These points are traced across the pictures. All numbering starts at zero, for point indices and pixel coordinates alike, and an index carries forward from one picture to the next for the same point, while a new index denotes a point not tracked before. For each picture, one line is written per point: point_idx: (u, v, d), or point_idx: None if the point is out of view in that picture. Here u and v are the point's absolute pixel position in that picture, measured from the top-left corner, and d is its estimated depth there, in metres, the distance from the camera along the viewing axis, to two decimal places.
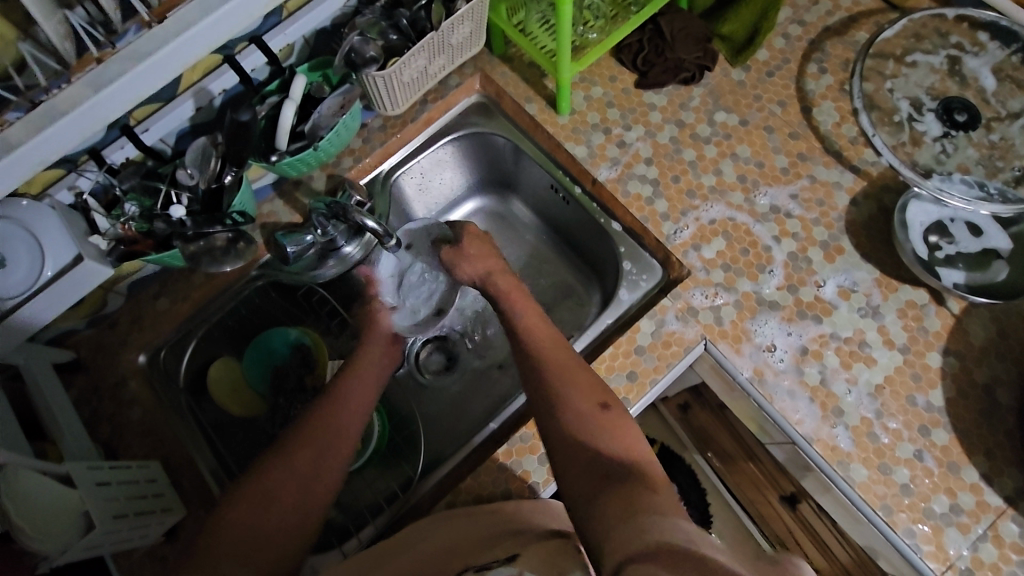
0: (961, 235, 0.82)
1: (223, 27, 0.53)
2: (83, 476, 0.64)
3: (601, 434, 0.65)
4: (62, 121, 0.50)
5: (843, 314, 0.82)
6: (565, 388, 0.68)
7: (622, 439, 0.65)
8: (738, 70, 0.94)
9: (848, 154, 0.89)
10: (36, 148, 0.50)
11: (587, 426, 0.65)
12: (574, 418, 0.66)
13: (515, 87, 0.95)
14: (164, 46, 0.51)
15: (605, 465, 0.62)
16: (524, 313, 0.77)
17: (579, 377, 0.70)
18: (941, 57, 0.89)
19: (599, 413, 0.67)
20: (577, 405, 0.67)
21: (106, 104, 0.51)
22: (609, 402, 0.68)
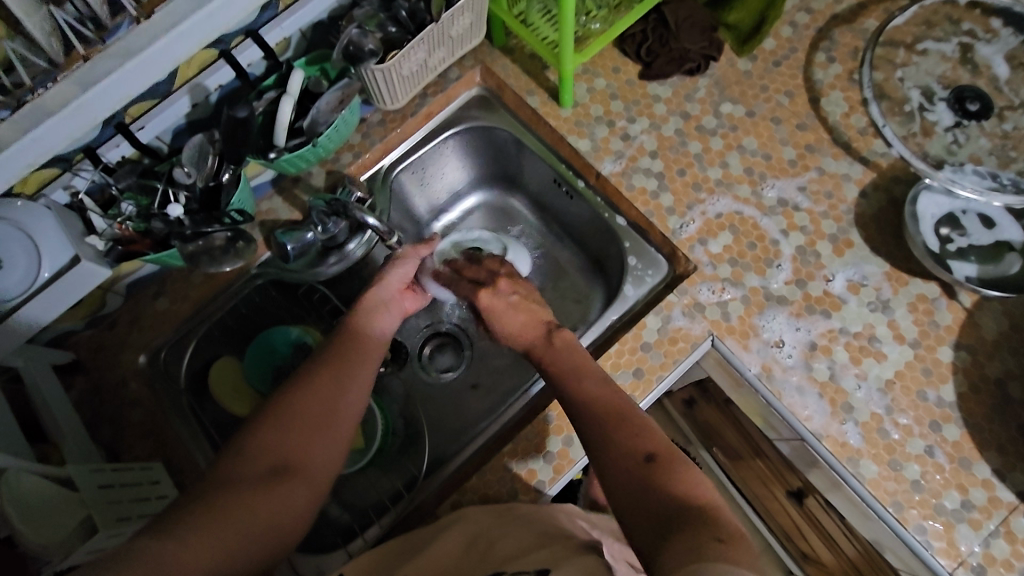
0: (973, 227, 0.80)
1: (213, 22, 0.51)
2: (84, 479, 0.64)
3: (657, 480, 0.55)
4: (48, 122, 0.48)
5: (852, 309, 0.80)
6: (608, 436, 0.60)
7: (684, 480, 0.55)
8: (744, 60, 0.93)
9: (857, 145, 0.87)
10: (21, 151, 0.48)
11: (642, 477, 0.56)
12: (624, 471, 0.57)
13: (517, 80, 0.93)
14: (154, 43, 0.50)
15: (667, 516, 0.52)
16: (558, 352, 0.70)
17: (621, 419, 0.61)
18: (953, 45, 0.87)
19: (646, 460, 0.57)
20: (623, 452, 0.58)
21: (95, 104, 0.49)
22: (657, 449, 0.58)
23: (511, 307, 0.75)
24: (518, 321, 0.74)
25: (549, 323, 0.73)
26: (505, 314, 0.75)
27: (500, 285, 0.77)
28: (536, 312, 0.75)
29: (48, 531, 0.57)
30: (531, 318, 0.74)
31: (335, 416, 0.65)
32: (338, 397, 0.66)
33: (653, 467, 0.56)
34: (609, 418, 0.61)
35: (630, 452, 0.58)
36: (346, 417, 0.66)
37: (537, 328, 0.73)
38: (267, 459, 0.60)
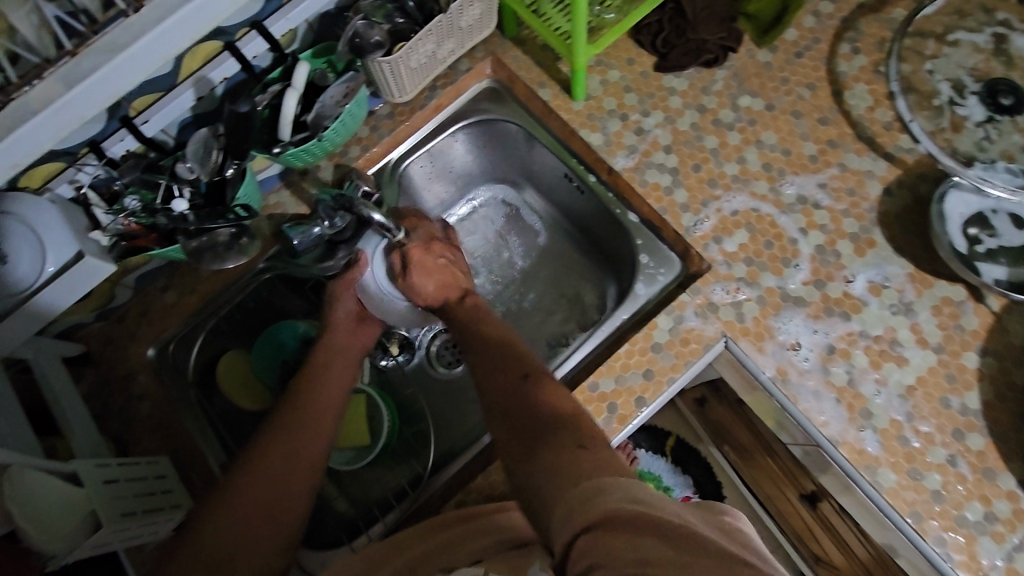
0: (1004, 228, 0.76)
1: (201, 16, 0.51)
2: (92, 474, 0.64)
3: (532, 398, 0.64)
4: (34, 120, 0.48)
5: (873, 311, 0.77)
6: (488, 364, 0.70)
7: (557, 398, 0.64)
8: (764, 51, 0.89)
9: (882, 141, 0.84)
10: (8, 151, 0.48)
11: (517, 405, 0.64)
12: (502, 393, 0.66)
13: (528, 72, 0.91)
14: (139, 39, 0.49)
15: (536, 426, 0.60)
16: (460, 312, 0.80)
17: (506, 354, 0.70)
18: (986, 35, 0.83)
19: (522, 381, 0.66)
20: (503, 379, 0.67)
21: (81, 102, 0.49)
22: (531, 371, 0.67)
23: (436, 267, 0.84)
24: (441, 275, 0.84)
25: (464, 284, 0.84)
26: (430, 270, 0.83)
27: (433, 245, 0.85)
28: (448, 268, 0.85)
29: (62, 521, 0.58)
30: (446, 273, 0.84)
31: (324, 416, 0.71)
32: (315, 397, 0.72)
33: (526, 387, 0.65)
34: (494, 353, 0.71)
35: (509, 380, 0.67)
36: (329, 415, 0.72)
37: (453, 290, 0.83)
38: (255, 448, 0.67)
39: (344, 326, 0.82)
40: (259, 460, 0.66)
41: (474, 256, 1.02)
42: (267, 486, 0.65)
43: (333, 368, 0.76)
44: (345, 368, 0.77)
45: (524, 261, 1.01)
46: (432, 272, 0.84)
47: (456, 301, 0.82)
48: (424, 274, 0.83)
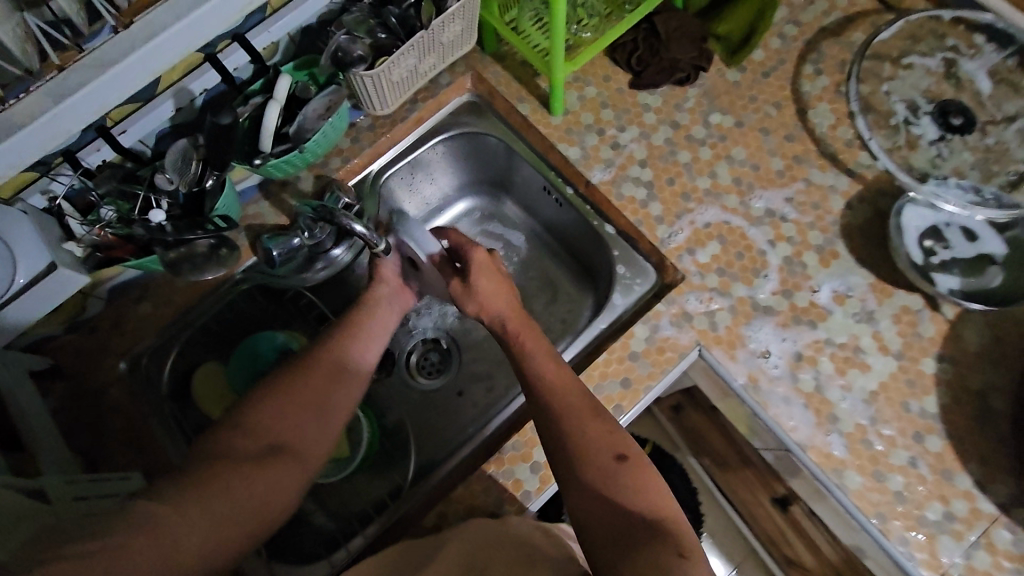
0: (957, 240, 0.81)
1: (193, 34, 0.51)
2: (60, 491, 0.64)
3: (622, 488, 0.58)
4: (18, 134, 0.48)
5: (837, 320, 0.81)
6: (583, 426, 0.62)
7: (644, 487, 0.59)
8: (733, 71, 0.93)
9: (844, 157, 0.88)
10: None
11: (597, 467, 0.60)
12: (596, 477, 0.59)
13: (507, 86, 0.93)
14: (129, 55, 0.50)
15: (625, 525, 0.56)
16: (522, 336, 0.72)
17: (599, 419, 0.63)
18: (937, 60, 0.88)
19: (618, 464, 0.60)
20: (594, 452, 0.61)
21: (65, 116, 0.49)
22: (628, 452, 0.62)
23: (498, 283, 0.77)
24: (494, 292, 0.76)
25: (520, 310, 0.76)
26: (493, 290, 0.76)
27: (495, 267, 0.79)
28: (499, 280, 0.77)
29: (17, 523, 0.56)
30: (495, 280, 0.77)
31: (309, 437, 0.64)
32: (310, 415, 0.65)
33: (622, 476, 0.59)
34: (588, 417, 0.63)
35: (603, 453, 0.61)
36: (319, 438, 0.65)
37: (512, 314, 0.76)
38: (252, 462, 0.59)
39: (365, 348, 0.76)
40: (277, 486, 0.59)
41: None
42: (246, 531, 0.55)
43: (337, 384, 0.69)
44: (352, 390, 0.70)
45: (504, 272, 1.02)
46: (481, 293, 0.76)
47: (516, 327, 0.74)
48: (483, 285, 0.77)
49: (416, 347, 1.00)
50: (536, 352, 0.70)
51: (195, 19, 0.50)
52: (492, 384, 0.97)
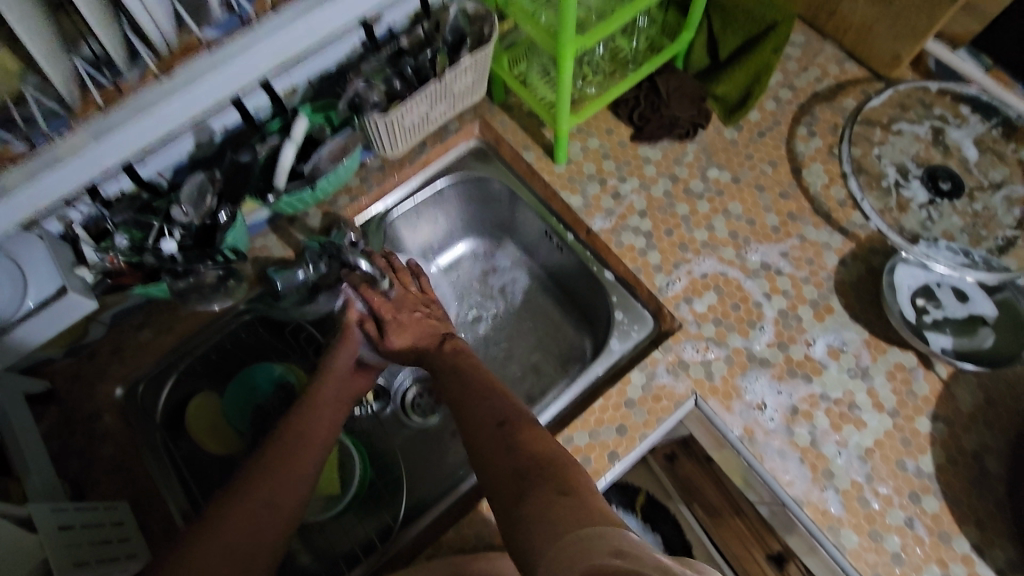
0: (948, 300, 0.83)
1: (224, 84, 0.59)
2: (46, 518, 0.61)
3: (508, 446, 0.63)
4: (63, 165, 0.55)
5: (832, 375, 0.82)
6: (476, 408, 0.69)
7: (528, 441, 0.63)
8: (731, 129, 0.96)
9: (838, 216, 0.90)
10: (35, 190, 0.55)
11: (489, 440, 0.65)
12: (483, 443, 0.65)
13: (514, 135, 0.96)
14: (167, 100, 0.56)
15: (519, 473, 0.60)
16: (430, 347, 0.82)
17: (493, 396, 0.70)
18: (926, 127, 0.92)
19: (499, 427, 0.66)
20: (482, 423, 0.67)
21: (103, 150, 0.56)
22: (509, 416, 0.67)
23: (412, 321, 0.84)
24: (414, 333, 0.83)
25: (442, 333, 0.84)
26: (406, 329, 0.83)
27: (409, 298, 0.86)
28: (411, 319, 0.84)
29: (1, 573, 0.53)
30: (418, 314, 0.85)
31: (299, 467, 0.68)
32: (293, 443, 0.70)
33: (506, 435, 0.64)
34: (481, 399, 0.70)
35: (485, 422, 0.67)
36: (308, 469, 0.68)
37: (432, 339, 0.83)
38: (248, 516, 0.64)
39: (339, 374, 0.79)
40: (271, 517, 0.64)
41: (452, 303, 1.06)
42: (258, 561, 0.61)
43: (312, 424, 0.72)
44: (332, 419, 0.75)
45: (502, 313, 1.04)
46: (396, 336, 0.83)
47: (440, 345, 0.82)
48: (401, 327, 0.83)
49: (413, 384, 1.02)
50: (449, 359, 0.79)
51: (229, 74, 0.58)
52: None
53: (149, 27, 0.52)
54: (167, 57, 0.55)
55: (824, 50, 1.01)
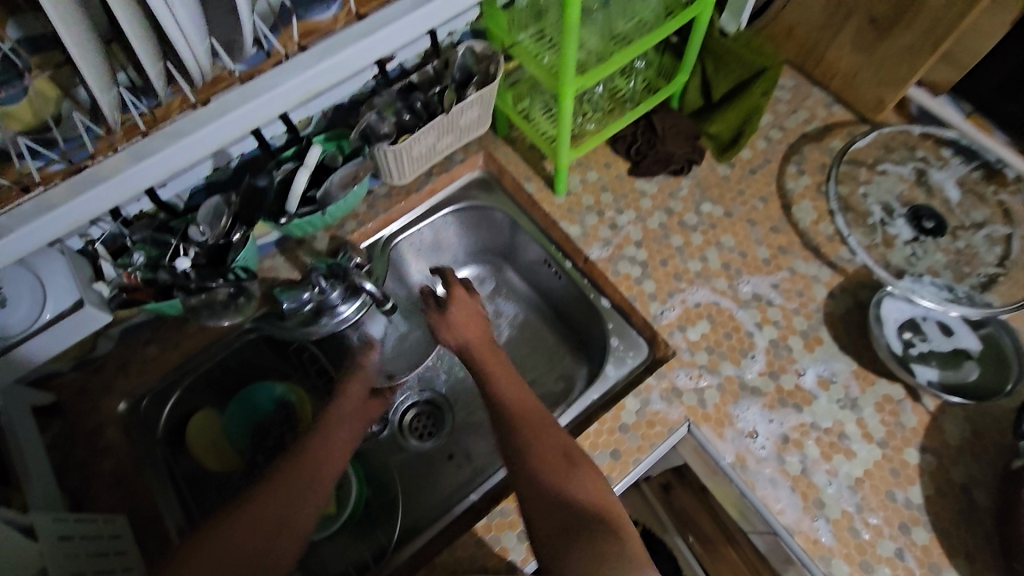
0: (933, 334, 0.85)
1: (254, 114, 0.60)
2: (46, 529, 0.62)
3: (566, 482, 0.67)
4: (102, 185, 0.56)
5: (822, 405, 0.84)
6: (530, 434, 0.71)
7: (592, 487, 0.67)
8: (724, 165, 1.01)
9: (826, 250, 0.94)
10: (73, 209, 0.56)
11: (551, 468, 0.68)
12: (546, 469, 0.68)
13: (516, 167, 1.01)
14: (200, 128, 0.58)
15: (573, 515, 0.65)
16: (479, 348, 0.80)
17: (542, 422, 0.72)
18: (909, 168, 0.96)
19: (566, 462, 0.69)
20: (548, 448, 0.70)
21: (140, 174, 0.57)
22: (577, 455, 0.70)
23: (467, 317, 0.82)
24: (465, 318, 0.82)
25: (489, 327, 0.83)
26: (464, 320, 0.81)
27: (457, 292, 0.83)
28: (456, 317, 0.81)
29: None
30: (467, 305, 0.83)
31: (315, 484, 0.69)
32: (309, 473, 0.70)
33: (570, 469, 0.68)
34: (539, 426, 0.71)
35: (552, 451, 0.69)
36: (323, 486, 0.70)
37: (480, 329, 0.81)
38: (259, 528, 0.65)
39: (357, 395, 0.80)
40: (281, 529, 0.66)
41: None
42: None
43: (333, 439, 0.73)
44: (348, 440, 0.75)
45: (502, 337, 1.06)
46: (454, 323, 0.81)
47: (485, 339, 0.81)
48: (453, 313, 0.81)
49: (411, 406, 1.03)
50: (499, 370, 0.77)
51: (259, 104, 0.59)
52: (484, 451, 0.98)
53: (190, 64, 0.54)
54: (201, 88, 0.59)
55: (812, 94, 1.06)
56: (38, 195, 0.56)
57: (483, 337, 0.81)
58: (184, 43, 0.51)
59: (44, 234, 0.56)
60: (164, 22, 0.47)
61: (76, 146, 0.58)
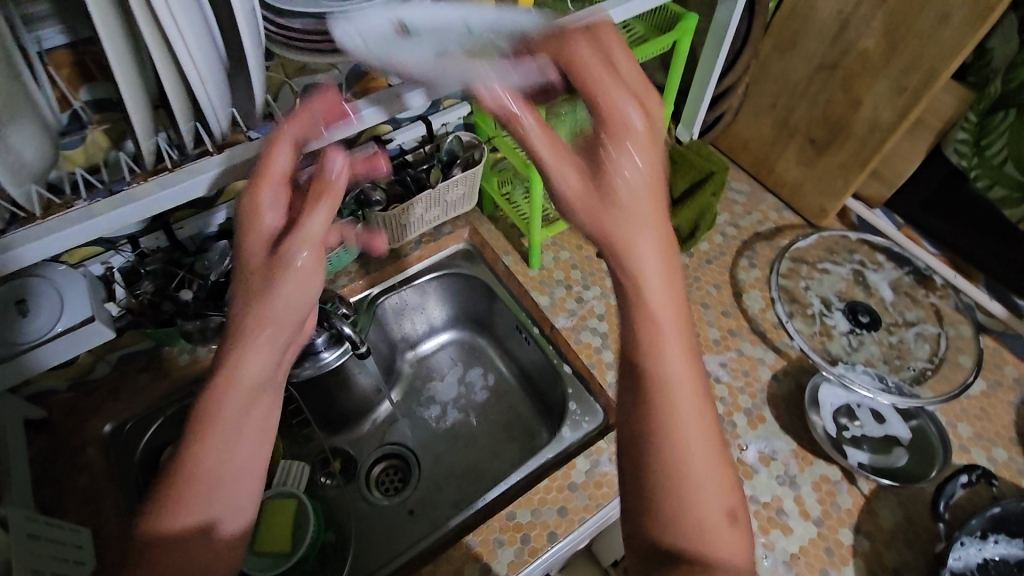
0: (867, 419, 0.93)
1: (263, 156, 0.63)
2: (19, 523, 0.67)
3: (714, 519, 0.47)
4: (128, 204, 0.57)
5: (762, 479, 0.88)
6: (677, 425, 0.49)
7: (732, 547, 0.47)
8: (683, 254, 1.11)
9: (771, 335, 1.02)
10: (96, 223, 0.57)
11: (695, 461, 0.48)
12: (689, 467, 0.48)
13: (497, 241, 1.12)
14: (218, 166, 0.61)
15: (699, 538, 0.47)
16: (647, 272, 0.52)
17: (687, 389, 0.50)
18: (848, 269, 1.06)
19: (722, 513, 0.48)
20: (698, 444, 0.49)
21: (162, 199, 0.59)
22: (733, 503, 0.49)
23: (638, 174, 0.52)
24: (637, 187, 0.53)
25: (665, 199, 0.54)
26: (625, 186, 0.52)
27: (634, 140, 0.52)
28: (629, 193, 0.52)
29: None
30: (655, 196, 0.53)
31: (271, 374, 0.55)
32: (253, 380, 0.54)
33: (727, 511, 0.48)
34: (707, 446, 0.49)
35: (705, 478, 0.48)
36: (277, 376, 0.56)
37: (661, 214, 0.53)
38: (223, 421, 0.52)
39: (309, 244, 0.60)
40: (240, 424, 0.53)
41: (438, 385, 1.16)
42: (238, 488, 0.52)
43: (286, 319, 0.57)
44: (262, 424, 0.55)
45: (471, 405, 1.13)
46: (608, 175, 0.52)
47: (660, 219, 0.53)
48: (616, 167, 0.52)
49: (378, 462, 1.08)
50: (667, 318, 0.52)
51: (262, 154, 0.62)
52: (445, 508, 1.02)
53: (212, 122, 0.62)
54: (220, 142, 0.64)
55: (765, 199, 1.20)
56: (83, 205, 0.58)
57: (660, 217, 0.53)
58: (210, 108, 0.60)
59: (65, 243, 0.56)
60: (196, 92, 0.57)
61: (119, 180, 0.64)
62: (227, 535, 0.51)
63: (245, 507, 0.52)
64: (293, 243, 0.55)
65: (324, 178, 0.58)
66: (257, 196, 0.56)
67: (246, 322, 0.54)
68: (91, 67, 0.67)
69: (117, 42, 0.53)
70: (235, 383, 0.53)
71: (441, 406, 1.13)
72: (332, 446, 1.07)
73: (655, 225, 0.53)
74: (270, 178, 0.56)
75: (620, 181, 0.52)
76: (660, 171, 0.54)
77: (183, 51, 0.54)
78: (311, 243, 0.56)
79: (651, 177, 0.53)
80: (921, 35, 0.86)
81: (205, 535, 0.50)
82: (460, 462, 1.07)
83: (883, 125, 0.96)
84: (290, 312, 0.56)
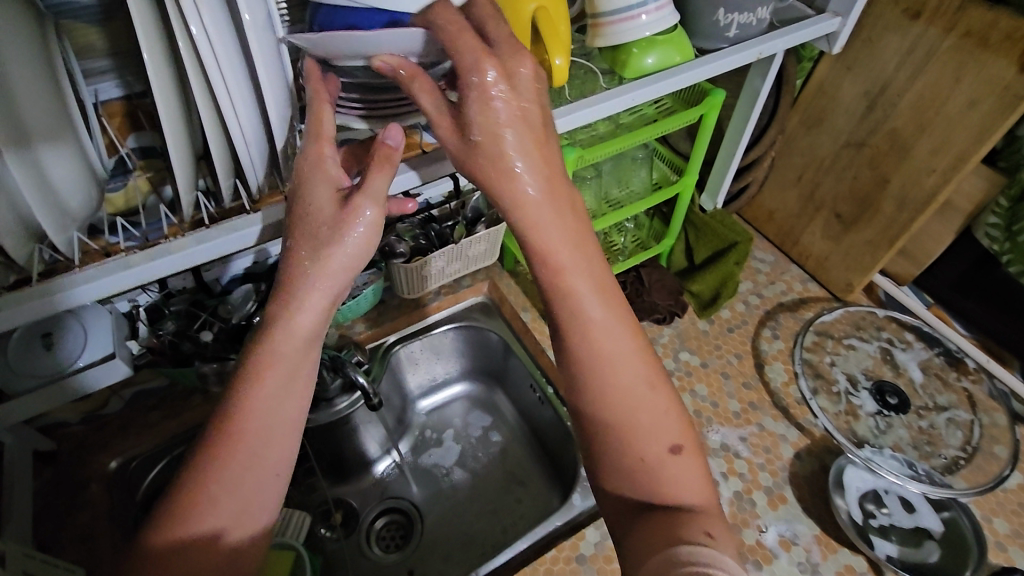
0: (895, 508, 0.88)
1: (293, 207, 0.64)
2: (16, 559, 0.66)
3: (678, 475, 0.51)
4: (166, 257, 0.59)
5: (783, 565, 0.83)
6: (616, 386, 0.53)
7: (689, 485, 0.51)
8: (704, 321, 1.10)
9: (794, 412, 0.99)
10: (135, 273, 0.58)
11: (653, 412, 0.53)
12: (648, 420, 0.52)
13: (516, 297, 1.11)
14: (253, 225, 0.62)
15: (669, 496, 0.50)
16: (541, 225, 0.54)
17: (614, 349, 0.54)
18: (875, 346, 1.04)
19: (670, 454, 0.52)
20: (653, 397, 0.53)
21: (200, 253, 0.60)
22: (682, 440, 0.53)
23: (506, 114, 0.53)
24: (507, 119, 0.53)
25: (535, 134, 0.54)
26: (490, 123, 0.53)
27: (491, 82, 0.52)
28: (495, 136, 0.53)
29: None
30: (528, 142, 0.54)
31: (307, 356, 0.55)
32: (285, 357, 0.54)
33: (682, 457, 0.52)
34: (649, 389, 0.53)
35: (661, 433, 0.52)
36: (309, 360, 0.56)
37: (534, 151, 0.54)
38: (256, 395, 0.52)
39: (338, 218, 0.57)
40: (271, 401, 0.53)
41: (450, 435, 1.14)
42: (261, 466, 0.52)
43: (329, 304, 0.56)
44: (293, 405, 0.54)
45: (479, 461, 1.10)
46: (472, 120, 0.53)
47: (529, 160, 0.54)
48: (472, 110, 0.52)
49: (380, 516, 1.05)
50: (578, 280, 0.54)
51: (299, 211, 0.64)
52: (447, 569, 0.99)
53: (251, 180, 0.64)
54: (258, 199, 0.67)
55: (789, 270, 1.19)
56: (122, 256, 0.58)
57: (533, 160, 0.54)
58: (251, 168, 0.62)
59: (102, 289, 0.57)
60: (240, 152, 0.60)
61: (154, 229, 0.64)
62: (227, 550, 0.50)
63: (258, 515, 0.52)
64: (364, 201, 0.54)
65: (383, 143, 0.55)
66: (322, 150, 0.56)
67: (313, 266, 0.54)
68: (141, 118, 0.71)
69: (170, 99, 0.56)
70: (291, 336, 0.54)
71: (449, 463, 1.11)
72: (336, 496, 1.05)
73: (533, 170, 0.54)
74: (327, 136, 0.57)
75: (488, 128, 0.53)
76: (535, 115, 0.54)
77: (230, 111, 0.57)
78: (376, 200, 0.54)
79: (517, 117, 0.53)
80: (950, 118, 0.87)
81: (207, 548, 0.49)
82: (465, 527, 1.03)
83: (911, 205, 0.96)
84: (346, 267, 0.55)
